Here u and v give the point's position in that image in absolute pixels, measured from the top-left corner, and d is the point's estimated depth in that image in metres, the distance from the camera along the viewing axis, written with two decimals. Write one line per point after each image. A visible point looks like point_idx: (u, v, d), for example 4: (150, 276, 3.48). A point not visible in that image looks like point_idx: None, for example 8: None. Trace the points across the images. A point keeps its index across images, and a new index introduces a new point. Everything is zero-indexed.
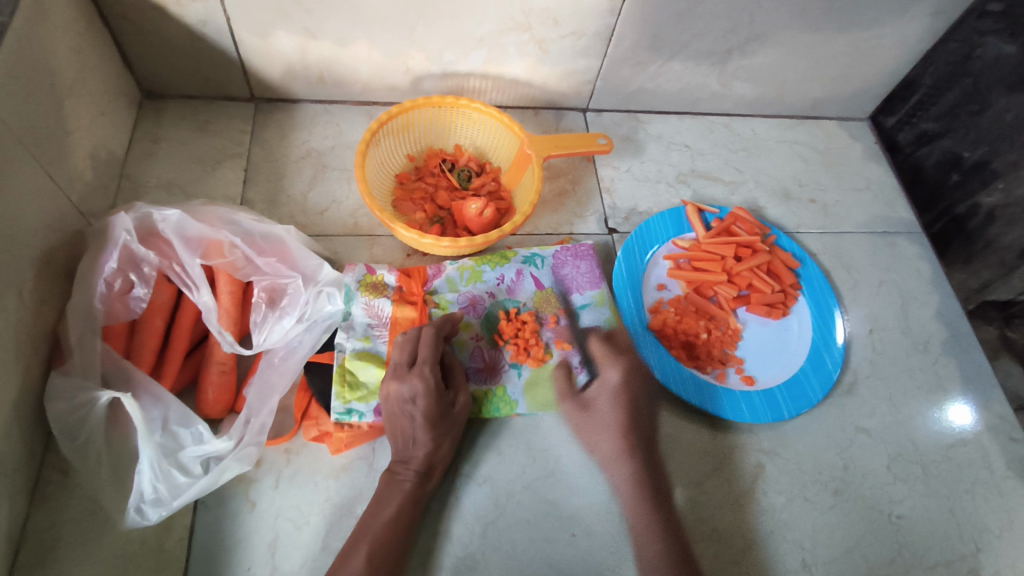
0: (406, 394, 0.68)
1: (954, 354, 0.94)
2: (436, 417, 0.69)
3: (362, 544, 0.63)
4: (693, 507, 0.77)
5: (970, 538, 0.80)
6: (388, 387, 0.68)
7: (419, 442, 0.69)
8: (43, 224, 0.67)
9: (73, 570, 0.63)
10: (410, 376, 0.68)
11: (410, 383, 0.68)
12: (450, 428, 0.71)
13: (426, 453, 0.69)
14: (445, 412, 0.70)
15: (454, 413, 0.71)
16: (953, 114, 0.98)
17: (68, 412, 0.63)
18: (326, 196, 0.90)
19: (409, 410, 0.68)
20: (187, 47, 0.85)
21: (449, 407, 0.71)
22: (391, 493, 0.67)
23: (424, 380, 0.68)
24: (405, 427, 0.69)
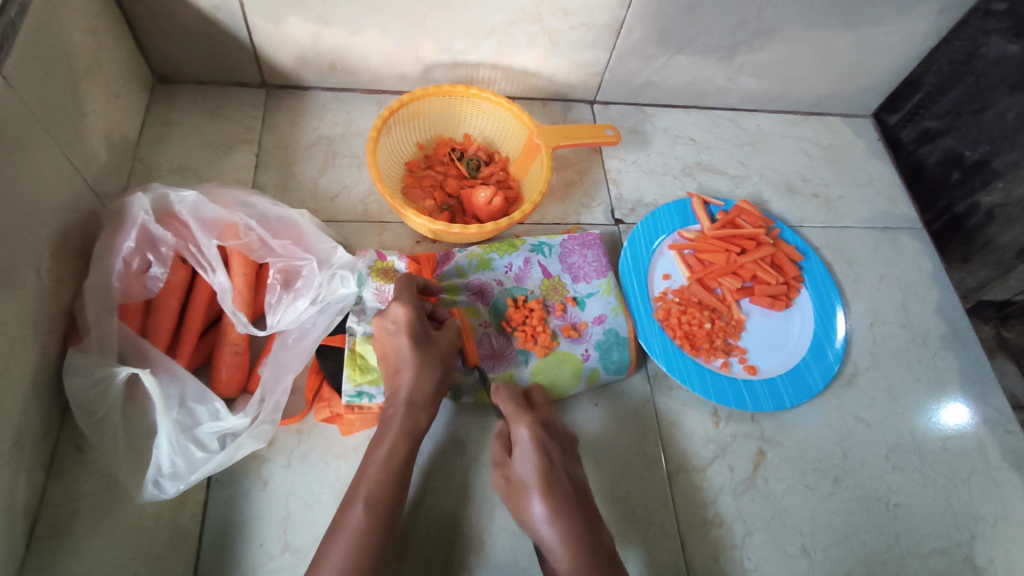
0: (390, 324, 0.70)
1: (953, 348, 0.96)
2: (420, 341, 0.69)
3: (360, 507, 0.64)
4: (696, 492, 0.78)
5: (965, 526, 0.82)
6: (374, 319, 0.71)
7: (405, 370, 0.68)
8: (60, 204, 0.68)
9: (88, 543, 0.64)
10: (391, 306, 0.70)
11: (393, 314, 0.70)
12: (440, 366, 0.70)
13: (413, 378, 0.68)
14: (434, 347, 0.70)
15: (441, 348, 0.71)
16: (956, 112, 1.00)
17: (85, 388, 0.63)
18: (336, 182, 0.91)
19: (393, 336, 0.69)
20: (200, 32, 0.86)
21: (437, 343, 0.71)
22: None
23: (405, 305, 0.69)
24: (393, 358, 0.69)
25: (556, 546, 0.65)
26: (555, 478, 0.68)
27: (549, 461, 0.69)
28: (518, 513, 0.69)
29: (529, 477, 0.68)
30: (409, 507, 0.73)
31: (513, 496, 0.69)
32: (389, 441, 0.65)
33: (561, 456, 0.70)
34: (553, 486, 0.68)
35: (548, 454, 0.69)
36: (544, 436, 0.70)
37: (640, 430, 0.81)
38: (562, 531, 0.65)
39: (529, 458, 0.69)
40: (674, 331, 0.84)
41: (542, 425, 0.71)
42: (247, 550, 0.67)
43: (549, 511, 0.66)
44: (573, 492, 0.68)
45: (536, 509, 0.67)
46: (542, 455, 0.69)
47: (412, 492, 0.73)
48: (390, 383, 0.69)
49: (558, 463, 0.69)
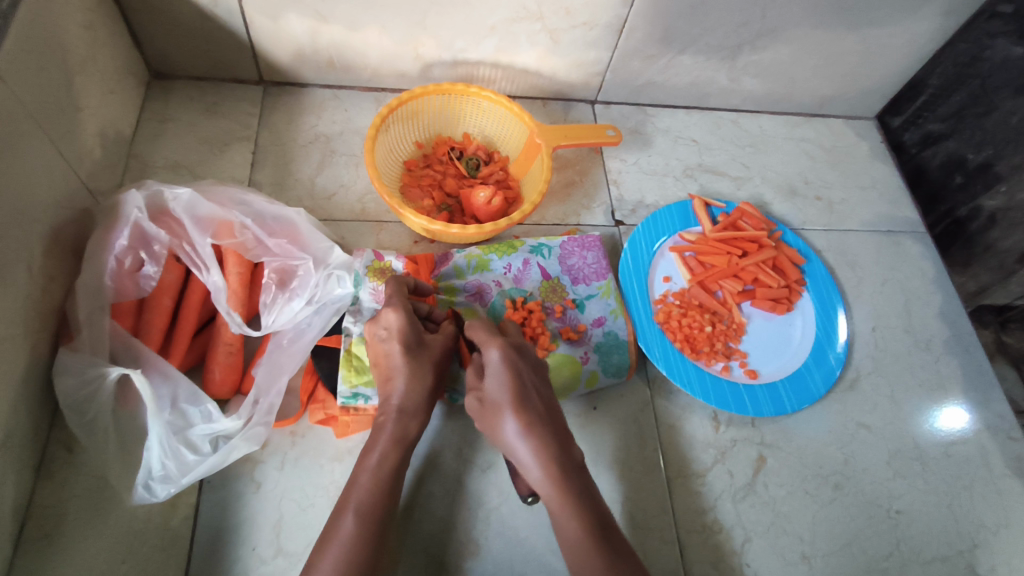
0: (382, 330, 0.69)
1: (956, 353, 0.95)
2: (413, 348, 0.68)
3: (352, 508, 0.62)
4: (695, 497, 0.77)
5: (967, 534, 0.81)
6: (366, 325, 0.69)
7: (397, 378, 0.67)
8: (53, 200, 0.66)
9: (78, 546, 0.63)
10: (385, 311, 0.69)
11: (385, 319, 0.68)
12: (435, 373, 0.69)
13: (405, 386, 0.67)
14: (428, 353, 0.69)
15: (435, 353, 0.70)
16: (959, 115, 0.99)
17: (76, 388, 0.62)
18: (334, 180, 0.90)
19: (386, 344, 0.68)
20: (197, 28, 0.85)
21: (431, 348, 0.70)
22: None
23: (398, 311, 0.68)
24: (385, 365, 0.68)
25: (531, 461, 0.62)
26: (528, 396, 0.65)
27: (520, 379, 0.65)
28: (492, 433, 0.66)
29: (499, 394, 0.64)
30: (404, 511, 0.72)
31: (485, 417, 0.65)
32: (378, 447, 0.64)
33: (534, 377, 0.67)
34: (526, 404, 0.64)
35: (519, 374, 0.65)
36: (528, 412, 0.63)
37: (638, 433, 0.80)
38: (537, 445, 0.62)
39: (500, 376, 0.65)
40: (674, 333, 0.83)
41: (514, 348, 0.68)
42: (240, 554, 0.66)
43: (522, 426, 0.63)
44: (543, 409, 0.65)
45: (509, 427, 0.63)
46: (513, 374, 0.65)
47: (407, 496, 0.72)
48: (382, 390, 0.68)
49: (529, 382, 0.66)
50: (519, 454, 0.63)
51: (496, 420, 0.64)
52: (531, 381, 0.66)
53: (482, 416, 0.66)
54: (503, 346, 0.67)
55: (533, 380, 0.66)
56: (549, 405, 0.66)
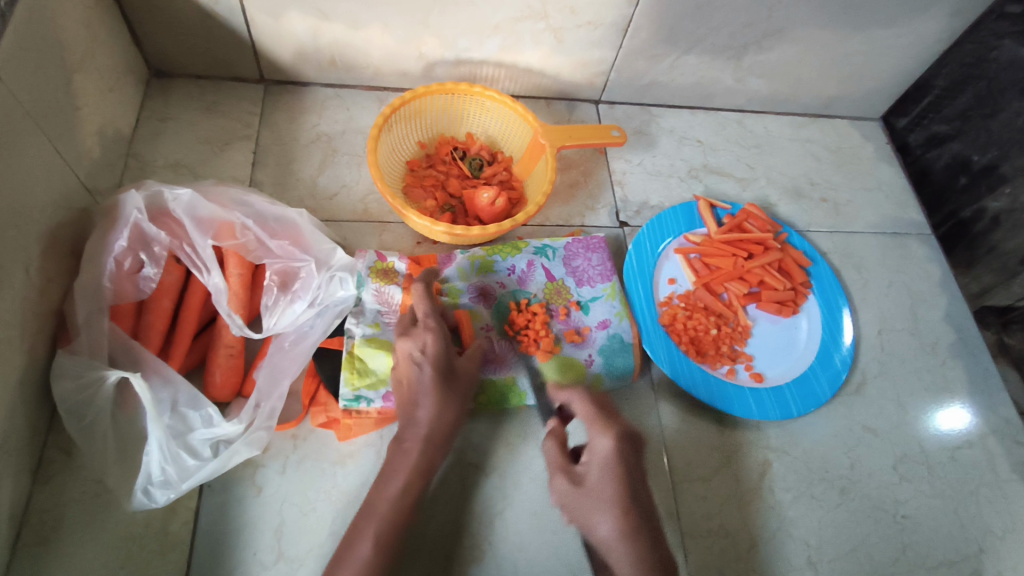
0: (414, 349, 0.69)
1: (962, 356, 0.94)
2: (444, 372, 0.69)
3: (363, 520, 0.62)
4: (700, 502, 0.77)
5: (973, 539, 0.81)
6: (398, 341, 0.69)
7: (426, 402, 0.67)
8: (51, 201, 0.66)
9: (77, 551, 0.62)
10: (419, 332, 0.70)
11: (419, 339, 0.69)
12: (458, 402, 0.70)
13: (431, 412, 0.67)
14: (454, 382, 0.70)
15: (461, 379, 0.71)
16: (965, 116, 0.98)
17: (74, 391, 0.61)
18: (335, 180, 0.89)
19: (417, 365, 0.68)
20: (197, 26, 0.84)
21: (457, 377, 0.71)
22: (396, 468, 0.65)
23: (434, 334, 0.69)
24: (413, 387, 0.68)
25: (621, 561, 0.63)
26: (633, 492, 0.66)
27: (630, 477, 0.67)
28: (583, 527, 0.67)
29: (602, 487, 0.66)
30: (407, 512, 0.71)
31: (578, 504, 0.67)
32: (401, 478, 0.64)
33: (641, 477, 0.68)
34: (631, 502, 0.66)
35: (630, 472, 0.67)
36: (630, 509, 0.65)
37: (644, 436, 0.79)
38: (631, 543, 0.63)
39: (608, 470, 0.67)
40: (679, 336, 0.82)
41: (629, 440, 0.69)
42: (240, 559, 0.65)
43: (620, 527, 0.64)
44: (645, 508, 0.66)
45: (604, 525, 0.65)
46: (623, 469, 0.67)
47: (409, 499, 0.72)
48: (406, 414, 0.68)
49: (637, 479, 0.68)
50: (609, 553, 0.64)
51: (594, 513, 0.65)
52: (639, 480, 0.68)
53: (573, 502, 0.68)
54: (619, 437, 0.69)
55: (640, 477, 0.68)
56: (650, 509, 0.67)
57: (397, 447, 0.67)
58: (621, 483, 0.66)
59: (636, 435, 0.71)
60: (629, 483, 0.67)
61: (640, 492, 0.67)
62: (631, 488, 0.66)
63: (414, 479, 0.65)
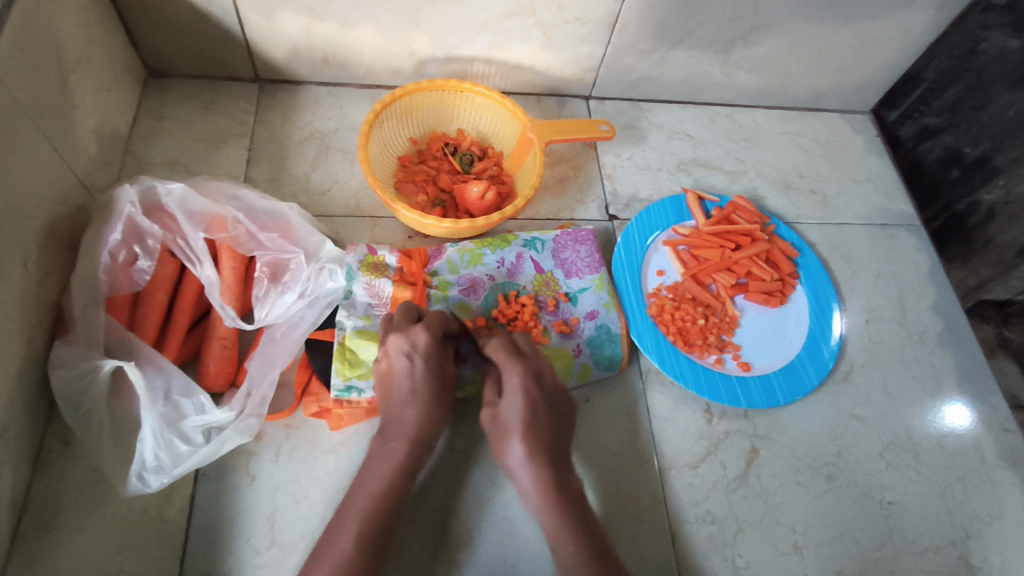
0: (405, 346, 0.69)
1: (949, 346, 0.95)
2: (432, 370, 0.70)
3: (353, 503, 0.63)
4: (687, 489, 0.78)
5: (960, 525, 0.81)
6: (390, 337, 0.70)
7: (413, 402, 0.69)
8: (48, 196, 0.67)
9: (74, 537, 0.63)
10: (414, 329, 0.70)
11: (411, 337, 0.70)
12: (444, 402, 0.71)
13: (416, 415, 0.69)
14: (441, 382, 0.71)
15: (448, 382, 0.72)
16: (955, 108, 0.99)
17: (71, 380, 0.64)
18: (328, 176, 0.91)
19: (407, 359, 0.69)
20: (192, 26, 0.85)
21: (444, 377, 0.72)
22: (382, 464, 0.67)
23: (428, 332, 0.70)
24: (401, 381, 0.69)
25: (531, 488, 0.68)
26: (538, 424, 0.70)
27: (535, 411, 0.70)
28: (497, 452, 0.71)
29: (513, 421, 0.70)
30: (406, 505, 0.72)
31: (496, 435, 0.71)
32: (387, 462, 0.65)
33: (548, 410, 0.71)
34: (537, 436, 0.69)
35: (536, 408, 0.70)
36: (537, 441, 0.69)
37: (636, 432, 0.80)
38: (538, 475, 0.68)
39: (517, 406, 0.70)
40: (667, 326, 0.83)
41: (534, 377, 0.71)
42: (234, 545, 0.66)
43: (527, 453, 0.68)
44: (551, 437, 0.70)
45: (514, 451, 0.69)
46: (529, 406, 0.70)
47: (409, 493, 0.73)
48: (391, 413, 0.69)
49: (544, 416, 0.70)
50: (519, 478, 0.69)
51: (506, 443, 0.70)
52: (545, 414, 0.70)
53: (494, 434, 0.71)
54: (525, 375, 0.71)
55: (548, 413, 0.71)
56: (560, 438, 0.71)
57: (382, 445, 0.68)
58: (530, 421, 0.69)
59: (542, 370, 0.73)
60: (535, 419, 0.70)
61: (547, 427, 0.70)
62: (534, 425, 0.69)
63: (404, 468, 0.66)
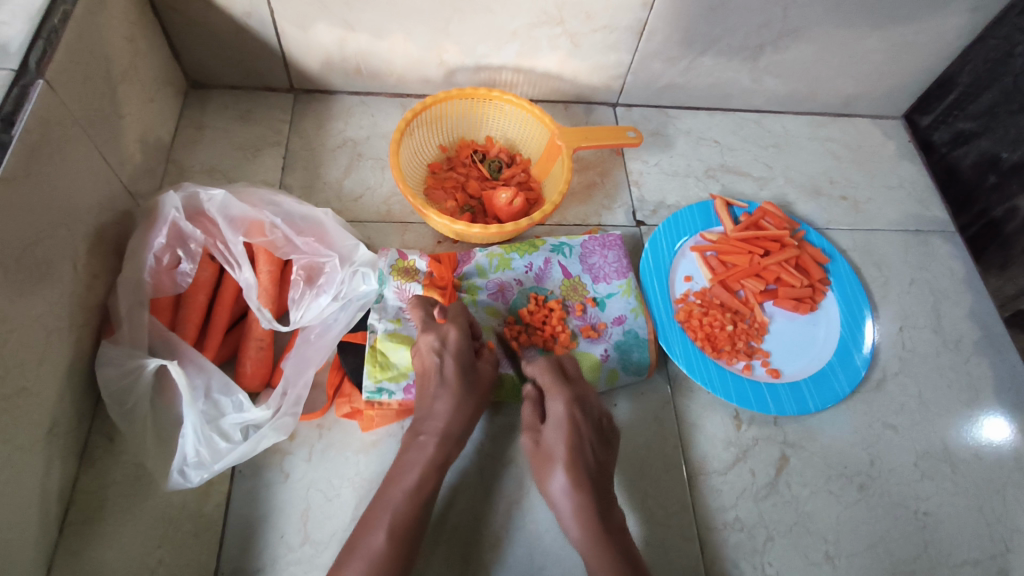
0: (434, 342, 0.71)
1: (987, 354, 0.93)
2: (464, 367, 0.71)
3: (382, 503, 0.64)
4: (715, 496, 0.77)
5: (1000, 538, 0.79)
6: (421, 334, 0.72)
7: (444, 396, 0.70)
8: (97, 202, 0.70)
9: (117, 530, 0.66)
10: (443, 326, 0.72)
11: (439, 333, 0.72)
12: (477, 399, 0.72)
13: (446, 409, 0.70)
14: (473, 380, 0.72)
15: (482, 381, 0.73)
16: (992, 112, 0.97)
17: (117, 378, 0.66)
18: (360, 183, 0.93)
19: (438, 356, 0.71)
20: (231, 38, 0.88)
21: (478, 376, 0.73)
22: (426, 452, 0.68)
23: (456, 328, 0.72)
24: (432, 376, 0.71)
25: (571, 517, 0.67)
26: (581, 454, 0.69)
27: (578, 436, 0.70)
28: (540, 480, 0.70)
29: (557, 448, 0.70)
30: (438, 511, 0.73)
31: (539, 463, 0.71)
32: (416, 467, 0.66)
33: (592, 436, 0.71)
34: (581, 461, 0.69)
35: (579, 433, 0.70)
36: (580, 469, 0.68)
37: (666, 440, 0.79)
38: (581, 504, 0.67)
39: (561, 431, 0.70)
40: (695, 332, 0.83)
41: (578, 404, 0.72)
42: (269, 541, 0.68)
43: (571, 483, 0.67)
44: (595, 466, 0.70)
45: (558, 480, 0.68)
46: (573, 432, 0.70)
47: (442, 499, 0.73)
48: (423, 406, 0.70)
49: (588, 443, 0.70)
50: (561, 509, 0.68)
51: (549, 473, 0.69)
52: (589, 441, 0.70)
53: (537, 462, 0.71)
54: (569, 401, 0.71)
55: (591, 441, 0.70)
56: (604, 466, 0.70)
57: (417, 435, 0.69)
58: (572, 446, 0.69)
59: (585, 398, 0.73)
60: (579, 447, 0.69)
61: (591, 454, 0.70)
62: (578, 451, 0.69)
63: (434, 468, 0.67)
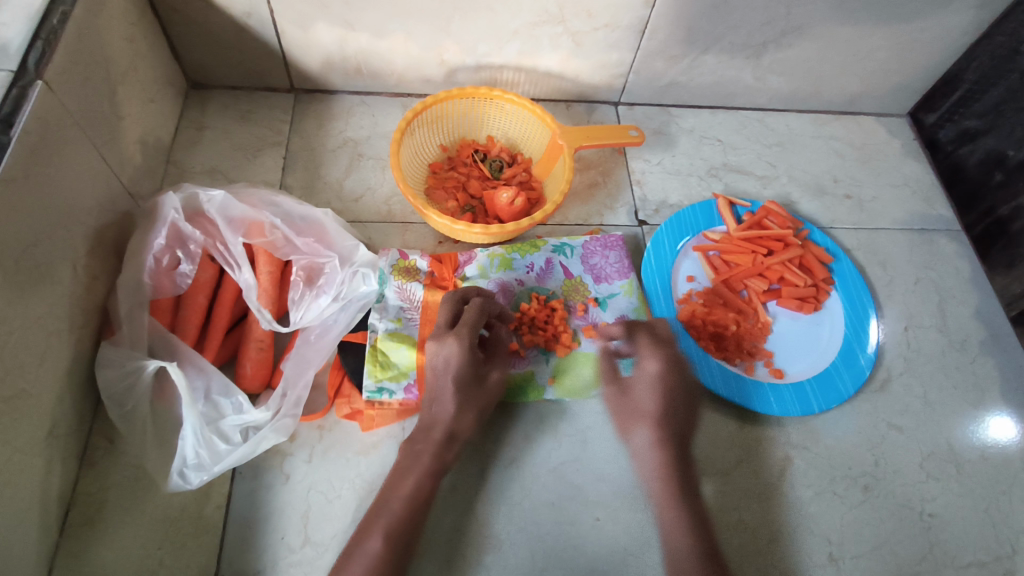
0: (437, 355, 0.70)
1: (993, 354, 0.92)
2: (465, 379, 0.71)
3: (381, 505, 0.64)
4: (717, 497, 0.77)
5: (1006, 540, 0.79)
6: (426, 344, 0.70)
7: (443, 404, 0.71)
8: (96, 203, 0.70)
9: (117, 532, 0.66)
10: (447, 337, 0.70)
11: (444, 345, 0.69)
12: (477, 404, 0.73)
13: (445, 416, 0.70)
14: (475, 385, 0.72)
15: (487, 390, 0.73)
16: (998, 110, 0.95)
17: (117, 380, 0.66)
18: (361, 183, 0.93)
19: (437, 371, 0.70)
20: (232, 39, 0.88)
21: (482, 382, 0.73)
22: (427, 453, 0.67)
23: (458, 342, 0.69)
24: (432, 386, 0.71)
25: (651, 467, 0.74)
26: (673, 413, 0.75)
27: (670, 398, 0.75)
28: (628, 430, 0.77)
29: (648, 405, 0.75)
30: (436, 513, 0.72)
31: (624, 414, 0.77)
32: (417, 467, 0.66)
33: (681, 397, 0.75)
34: (668, 421, 0.74)
35: (670, 394, 0.75)
36: (668, 429, 0.74)
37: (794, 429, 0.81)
38: (665, 458, 0.73)
39: (651, 389, 0.75)
40: (698, 332, 0.82)
41: (675, 364, 0.76)
42: (269, 543, 0.68)
43: (655, 440, 0.74)
44: (682, 427, 0.75)
45: (642, 435, 0.75)
46: (663, 392, 0.74)
47: (440, 499, 0.73)
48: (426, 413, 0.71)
49: (678, 403, 0.75)
50: (638, 457, 0.75)
51: (631, 427, 0.76)
52: (678, 401, 0.75)
53: (621, 414, 0.77)
54: (665, 361, 0.75)
55: (681, 402, 0.75)
56: (685, 428, 0.75)
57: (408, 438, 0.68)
58: (661, 404, 0.74)
59: (674, 358, 0.76)
60: (670, 409, 0.74)
61: (679, 415, 0.75)
62: (665, 412, 0.74)
63: None
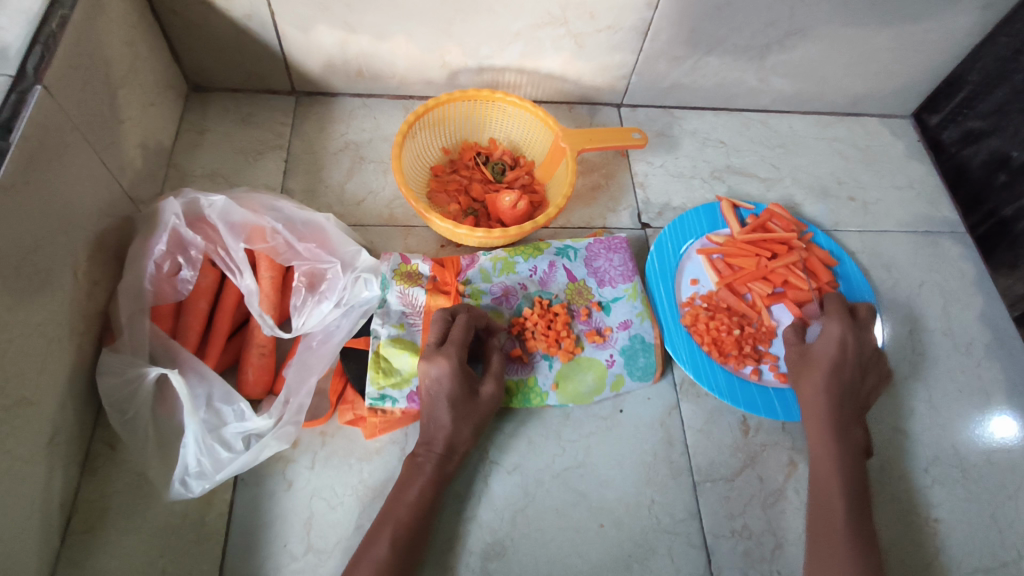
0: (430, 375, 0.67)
1: (999, 358, 0.91)
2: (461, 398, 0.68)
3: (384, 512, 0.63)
4: (722, 503, 0.76)
5: (1012, 545, 0.78)
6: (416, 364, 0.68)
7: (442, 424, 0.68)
8: (97, 209, 0.70)
9: (119, 540, 0.65)
10: (437, 355, 0.68)
11: (435, 364, 0.67)
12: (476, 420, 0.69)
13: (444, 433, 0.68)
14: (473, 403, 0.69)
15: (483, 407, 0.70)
16: (1002, 111, 0.95)
17: (118, 386, 0.66)
18: (362, 186, 0.92)
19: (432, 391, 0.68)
20: (233, 41, 0.88)
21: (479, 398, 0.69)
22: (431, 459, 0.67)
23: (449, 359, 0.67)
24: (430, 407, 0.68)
25: (819, 415, 0.75)
26: (845, 367, 0.77)
27: (846, 355, 0.77)
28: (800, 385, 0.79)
29: (822, 359, 0.78)
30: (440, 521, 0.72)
31: (799, 369, 0.79)
32: None
33: (856, 362, 0.77)
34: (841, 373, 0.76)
35: (844, 351, 0.77)
36: (839, 380, 0.76)
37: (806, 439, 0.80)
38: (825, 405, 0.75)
39: (831, 345, 0.78)
40: (701, 337, 0.81)
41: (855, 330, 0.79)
42: (271, 551, 0.67)
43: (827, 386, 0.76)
44: (853, 385, 0.77)
45: (816, 382, 0.77)
46: (839, 348, 0.77)
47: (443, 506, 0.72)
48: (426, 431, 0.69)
49: (847, 363, 0.77)
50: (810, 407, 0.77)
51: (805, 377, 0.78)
52: (853, 363, 0.77)
53: (799, 369, 0.79)
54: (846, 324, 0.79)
55: (854, 361, 0.77)
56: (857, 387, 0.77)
57: None
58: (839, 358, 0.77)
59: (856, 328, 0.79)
60: (842, 363, 0.77)
61: (851, 373, 0.77)
62: (841, 366, 0.76)
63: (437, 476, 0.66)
